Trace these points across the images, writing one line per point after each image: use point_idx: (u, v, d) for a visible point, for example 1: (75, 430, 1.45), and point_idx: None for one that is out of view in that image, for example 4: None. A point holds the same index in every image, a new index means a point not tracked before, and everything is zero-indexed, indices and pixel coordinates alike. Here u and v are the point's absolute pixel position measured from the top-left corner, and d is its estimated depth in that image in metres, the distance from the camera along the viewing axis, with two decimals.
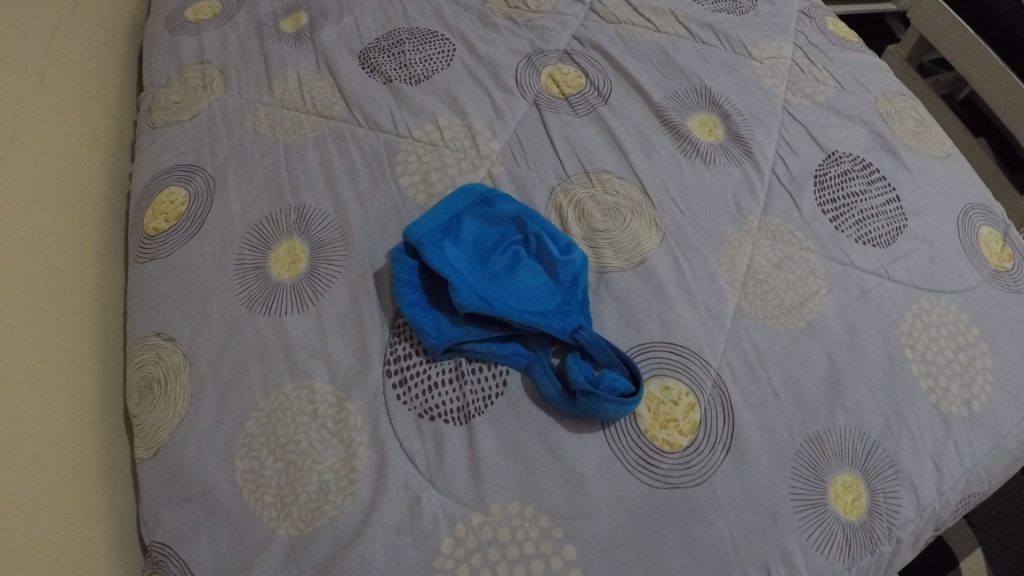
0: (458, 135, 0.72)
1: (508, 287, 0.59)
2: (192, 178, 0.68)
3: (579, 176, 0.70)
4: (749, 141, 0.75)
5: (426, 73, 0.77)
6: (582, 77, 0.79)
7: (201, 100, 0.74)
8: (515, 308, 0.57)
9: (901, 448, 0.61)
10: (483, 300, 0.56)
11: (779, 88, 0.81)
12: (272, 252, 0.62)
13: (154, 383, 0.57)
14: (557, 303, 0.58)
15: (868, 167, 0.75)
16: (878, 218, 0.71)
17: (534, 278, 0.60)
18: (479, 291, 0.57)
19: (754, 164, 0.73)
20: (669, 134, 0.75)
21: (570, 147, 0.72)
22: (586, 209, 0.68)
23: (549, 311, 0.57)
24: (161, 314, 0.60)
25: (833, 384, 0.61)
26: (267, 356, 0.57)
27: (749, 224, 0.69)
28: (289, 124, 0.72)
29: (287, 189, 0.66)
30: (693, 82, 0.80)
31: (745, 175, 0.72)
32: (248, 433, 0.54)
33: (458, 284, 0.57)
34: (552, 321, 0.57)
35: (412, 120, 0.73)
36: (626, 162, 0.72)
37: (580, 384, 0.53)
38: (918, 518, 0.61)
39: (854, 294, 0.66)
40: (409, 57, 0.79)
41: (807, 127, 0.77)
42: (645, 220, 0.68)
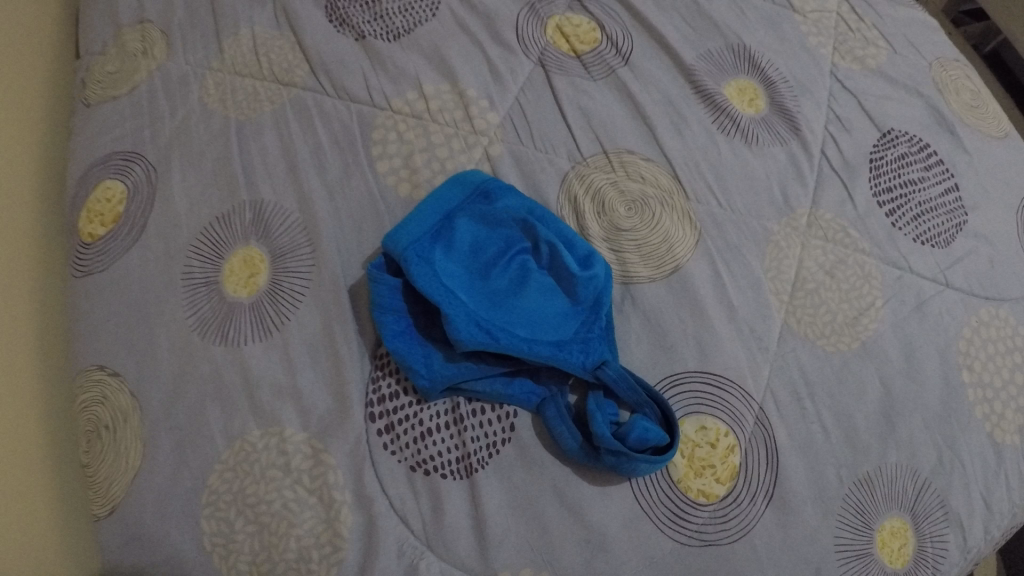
0: (447, 105, 0.58)
1: (515, 310, 0.49)
2: (132, 169, 0.56)
3: (596, 157, 0.57)
4: (797, 116, 0.60)
5: (406, 27, 0.61)
6: (598, 30, 0.63)
7: (140, 69, 0.61)
8: (525, 341, 0.47)
9: (952, 487, 0.55)
10: (486, 334, 0.47)
11: (825, 49, 0.65)
12: (225, 263, 0.51)
13: (101, 428, 0.49)
14: (576, 332, 0.49)
15: (924, 149, 0.62)
16: (937, 213, 0.59)
17: (547, 297, 0.50)
18: (481, 322, 0.47)
19: (802, 144, 0.59)
20: (702, 105, 0.60)
21: (584, 119, 0.58)
22: (607, 200, 0.55)
23: (567, 344, 0.48)
24: (103, 343, 0.50)
25: (886, 417, 0.53)
26: (228, 397, 0.47)
27: (797, 219, 0.56)
28: (241, 96, 0.58)
29: (242, 181, 0.54)
30: (729, 39, 0.63)
31: (791, 158, 0.59)
32: (212, 490, 0.46)
33: (454, 314, 0.47)
34: (571, 356, 0.48)
35: (389, 85, 0.58)
36: (650, 138, 0.58)
37: (607, 441, 0.45)
38: (962, 560, 0.55)
39: (911, 305, 0.56)
40: (385, 6, 0.62)
41: (858, 99, 0.63)
42: (676, 215, 0.55)
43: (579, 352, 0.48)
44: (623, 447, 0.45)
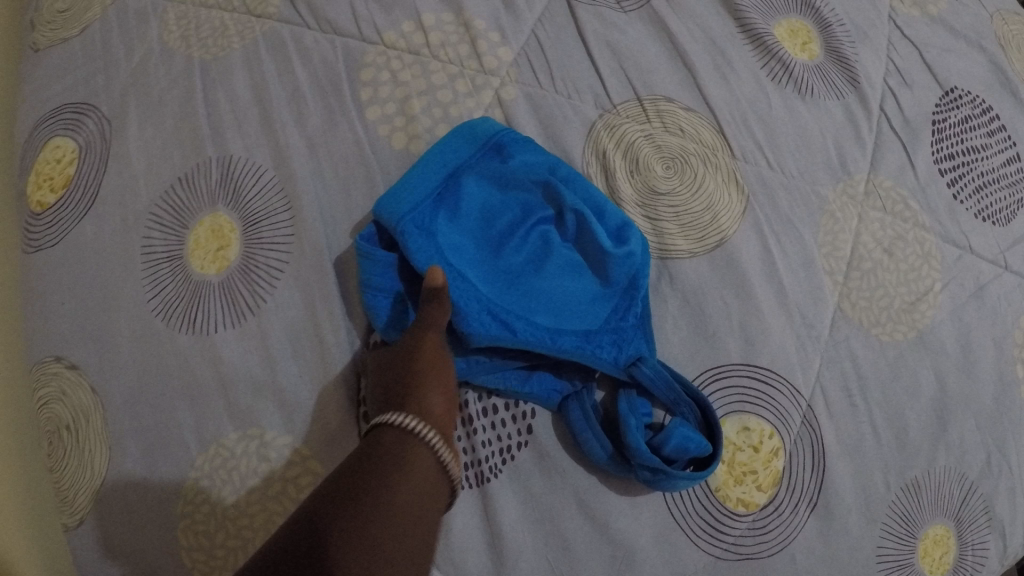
0: (451, 38, 0.48)
1: (536, 294, 0.43)
2: (84, 124, 0.48)
3: (630, 106, 0.48)
4: (856, 65, 0.51)
5: None
6: None
7: (93, 3, 0.52)
8: (548, 333, 0.42)
9: (998, 492, 0.51)
10: (502, 325, 0.41)
11: None
12: (190, 234, 0.44)
13: (62, 428, 0.43)
14: (607, 321, 0.43)
15: (986, 111, 0.54)
16: (1001, 184, 0.52)
17: (572, 278, 0.44)
18: (496, 310, 0.41)
19: (861, 99, 0.51)
20: (750, 46, 0.51)
21: (613, 58, 0.49)
22: (642, 158, 0.47)
23: (596, 336, 0.43)
24: (59, 330, 0.44)
25: (940, 418, 0.47)
26: (199, 393, 0.41)
27: (855, 187, 0.49)
28: (207, 31, 0.49)
29: (207, 135, 0.46)
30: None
31: (848, 114, 0.50)
32: (187, 499, 0.40)
33: (465, 303, 0.40)
34: (600, 350, 0.42)
35: (381, 14, 0.48)
36: (691, 84, 0.49)
37: (643, 455, 0.40)
38: (998, 567, 0.52)
39: (971, 291, 0.49)
40: None
41: (920, 50, 0.54)
42: (722, 178, 0.47)
43: (611, 346, 0.42)
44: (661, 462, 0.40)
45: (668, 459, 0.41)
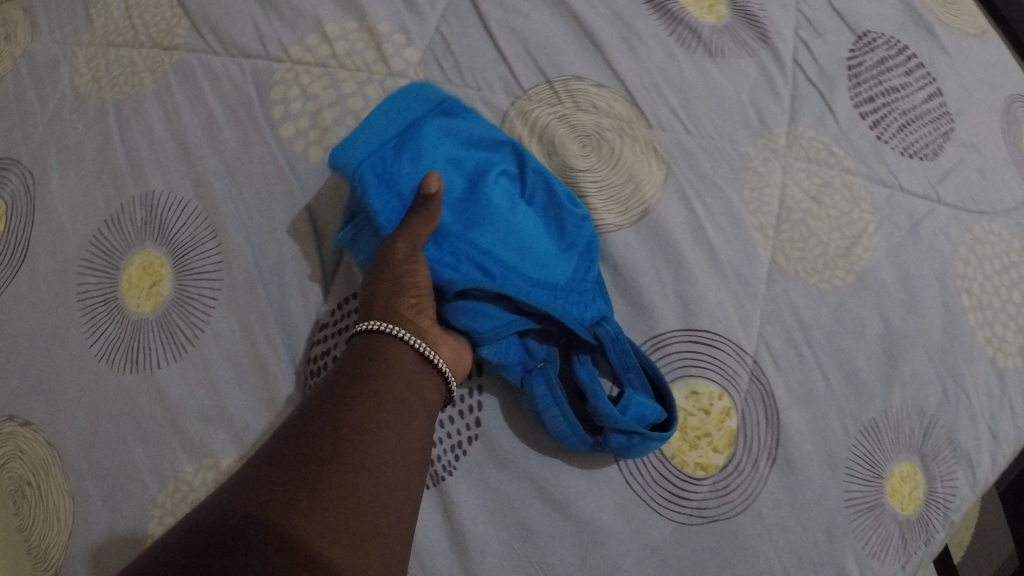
0: (357, 45, 0.48)
1: (510, 238, 0.42)
2: (9, 179, 0.49)
3: (539, 88, 0.48)
4: (765, 21, 0.52)
5: None
6: None
7: (6, 58, 0.53)
8: (519, 282, 0.41)
9: (959, 421, 0.52)
10: (475, 272, 0.41)
11: None
12: (122, 274, 0.44)
13: (24, 487, 0.43)
14: (575, 277, 0.43)
15: (904, 50, 0.55)
16: (925, 120, 0.53)
17: (540, 228, 0.44)
18: (469, 254, 0.41)
19: (773, 54, 0.52)
20: (657, 18, 0.51)
21: (520, 44, 0.49)
22: (558, 139, 0.47)
23: (564, 290, 0.42)
24: (9, 388, 0.44)
25: (889, 355, 0.48)
26: (151, 430, 0.41)
27: (776, 141, 0.49)
28: (117, 71, 0.49)
29: (129, 174, 0.46)
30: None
31: (762, 70, 0.51)
32: (153, 539, 0.40)
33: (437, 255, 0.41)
34: (568, 305, 0.42)
35: (286, 31, 0.48)
36: (601, 60, 0.49)
37: (606, 415, 0.40)
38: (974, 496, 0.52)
39: (904, 228, 0.50)
40: None
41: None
42: (639, 147, 0.48)
43: (578, 305, 0.42)
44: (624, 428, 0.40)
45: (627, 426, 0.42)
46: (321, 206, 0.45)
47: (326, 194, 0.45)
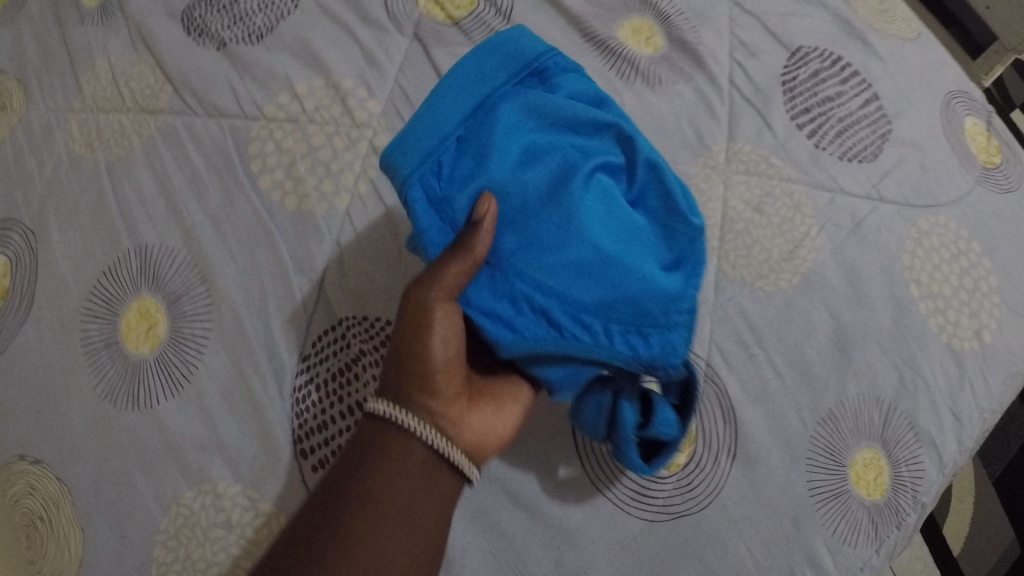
0: (323, 101, 0.53)
1: (589, 267, 0.39)
2: (10, 238, 0.53)
3: None
4: (697, 48, 0.61)
5: (268, 24, 0.57)
6: None
7: (3, 126, 0.57)
8: (590, 319, 0.39)
9: (918, 406, 0.54)
10: (535, 323, 0.39)
11: None
12: (121, 319, 0.48)
13: (37, 521, 0.46)
14: (661, 308, 0.38)
15: (838, 62, 0.62)
16: (860, 124, 0.60)
17: (632, 244, 0.40)
18: (530, 297, 0.39)
19: (708, 78, 0.61)
20: (598, 54, 0.62)
21: None
22: None
23: (647, 318, 0.38)
24: (20, 430, 0.47)
25: (840, 347, 0.53)
26: (152, 461, 0.45)
27: (715, 157, 0.58)
28: (108, 135, 0.54)
29: (123, 227, 0.51)
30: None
31: (699, 94, 0.60)
32: (159, 562, 0.43)
33: (490, 302, 0.40)
34: (640, 346, 0.39)
35: (259, 91, 0.54)
36: None
37: (626, 457, 0.43)
38: (942, 478, 0.54)
39: (848, 228, 0.56)
40: (243, 6, 0.58)
41: (761, 20, 0.63)
42: None
43: (656, 345, 0.39)
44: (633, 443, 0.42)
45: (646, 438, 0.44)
46: (297, 248, 0.49)
47: (300, 237, 0.49)
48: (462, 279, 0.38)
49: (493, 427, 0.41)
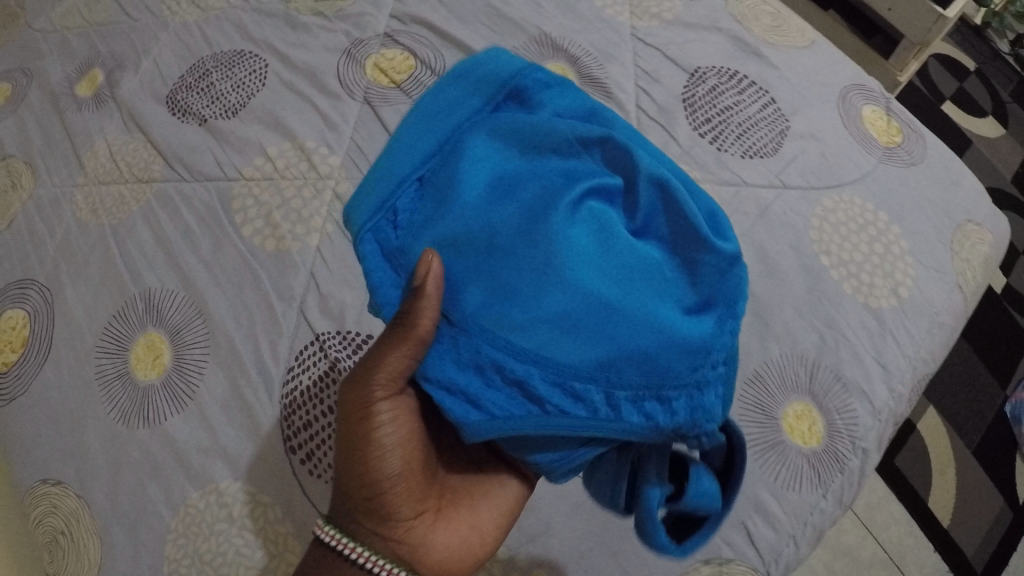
0: (292, 160, 0.62)
1: (590, 333, 0.40)
2: (27, 295, 0.60)
3: None
4: (606, 81, 0.74)
5: (242, 101, 0.67)
6: (411, 58, 0.67)
7: (14, 202, 0.66)
8: (596, 390, 0.40)
9: (842, 359, 0.61)
10: (511, 396, 0.41)
11: (624, 15, 0.78)
12: (131, 352, 0.55)
13: (57, 535, 0.51)
14: (677, 372, 0.39)
15: (735, 76, 0.74)
16: (758, 125, 0.71)
17: (640, 293, 0.40)
18: (504, 371, 0.40)
19: (618, 104, 0.73)
20: None
21: None
22: None
23: (662, 384, 0.39)
24: (41, 457, 0.53)
25: (758, 317, 0.62)
26: (162, 470, 0.51)
27: None
28: (111, 202, 0.63)
29: (127, 277, 0.58)
30: (530, 32, 0.76)
31: None
32: (172, 558, 0.48)
33: (460, 381, 0.41)
34: (658, 412, 0.40)
35: (237, 157, 0.63)
36: None
37: (652, 538, 0.44)
38: (877, 423, 0.60)
39: (755, 214, 0.67)
40: (219, 88, 0.68)
41: (661, 50, 0.75)
42: None
43: (676, 397, 0.40)
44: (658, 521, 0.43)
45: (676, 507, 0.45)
46: (278, 279, 0.57)
47: (280, 271, 0.57)
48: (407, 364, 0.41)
49: (464, 544, 0.47)
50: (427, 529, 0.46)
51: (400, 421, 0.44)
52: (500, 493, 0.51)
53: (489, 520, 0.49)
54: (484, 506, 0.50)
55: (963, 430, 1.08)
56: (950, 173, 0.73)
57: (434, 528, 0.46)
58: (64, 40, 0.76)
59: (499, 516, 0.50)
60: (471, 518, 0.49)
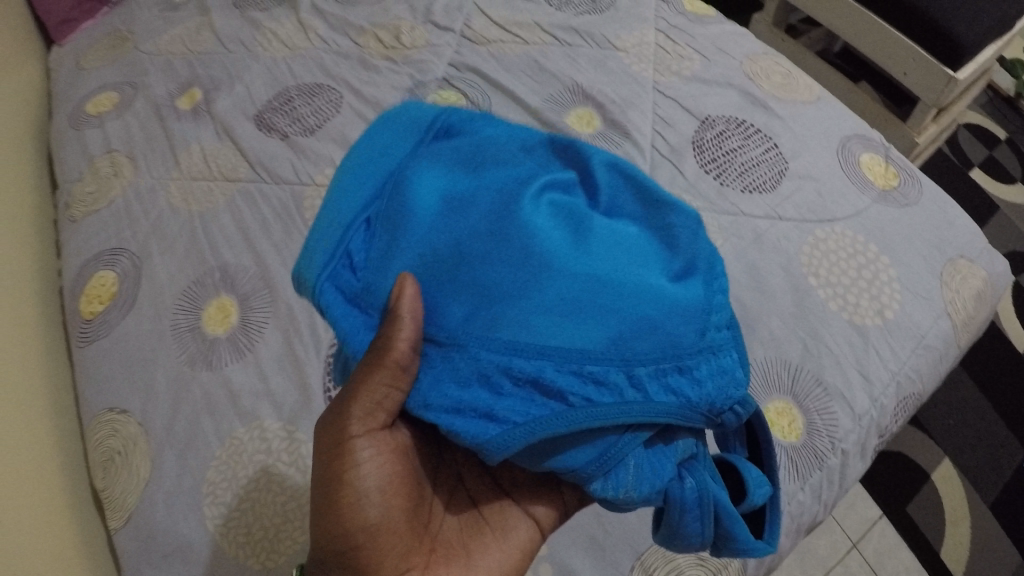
0: None
1: (598, 317, 0.41)
2: (119, 260, 0.71)
3: None
4: (626, 124, 0.81)
5: (319, 123, 0.79)
6: (463, 99, 0.84)
7: (114, 186, 0.78)
8: (618, 375, 0.41)
9: (824, 366, 0.65)
10: (523, 397, 0.40)
11: (648, 71, 0.86)
12: (203, 312, 0.65)
13: (115, 455, 0.59)
14: (688, 339, 0.42)
15: (742, 125, 0.80)
16: (759, 166, 0.77)
17: (628, 265, 0.42)
18: (512, 374, 0.40)
19: (635, 144, 0.79)
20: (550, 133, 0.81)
21: None
22: None
23: (676, 355, 0.42)
24: (112, 390, 0.62)
25: (746, 324, 0.67)
26: (217, 407, 0.59)
27: None
28: (200, 194, 0.74)
29: (208, 251, 0.69)
30: (564, 82, 0.85)
31: (628, 157, 0.78)
32: (211, 481, 0.56)
33: (467, 399, 0.40)
34: (681, 381, 0.42)
35: (311, 166, 0.75)
36: None
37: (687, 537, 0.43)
38: (858, 427, 0.63)
39: (748, 239, 0.72)
40: (301, 111, 0.81)
41: (678, 101, 0.83)
42: None
43: (694, 371, 0.42)
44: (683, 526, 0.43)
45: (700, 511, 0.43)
46: None
47: None
48: (385, 392, 0.42)
49: None
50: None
51: (378, 466, 0.45)
52: (499, 547, 0.51)
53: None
54: (483, 560, 0.49)
55: (985, 487, 1.01)
56: (945, 215, 0.75)
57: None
58: (168, 62, 0.92)
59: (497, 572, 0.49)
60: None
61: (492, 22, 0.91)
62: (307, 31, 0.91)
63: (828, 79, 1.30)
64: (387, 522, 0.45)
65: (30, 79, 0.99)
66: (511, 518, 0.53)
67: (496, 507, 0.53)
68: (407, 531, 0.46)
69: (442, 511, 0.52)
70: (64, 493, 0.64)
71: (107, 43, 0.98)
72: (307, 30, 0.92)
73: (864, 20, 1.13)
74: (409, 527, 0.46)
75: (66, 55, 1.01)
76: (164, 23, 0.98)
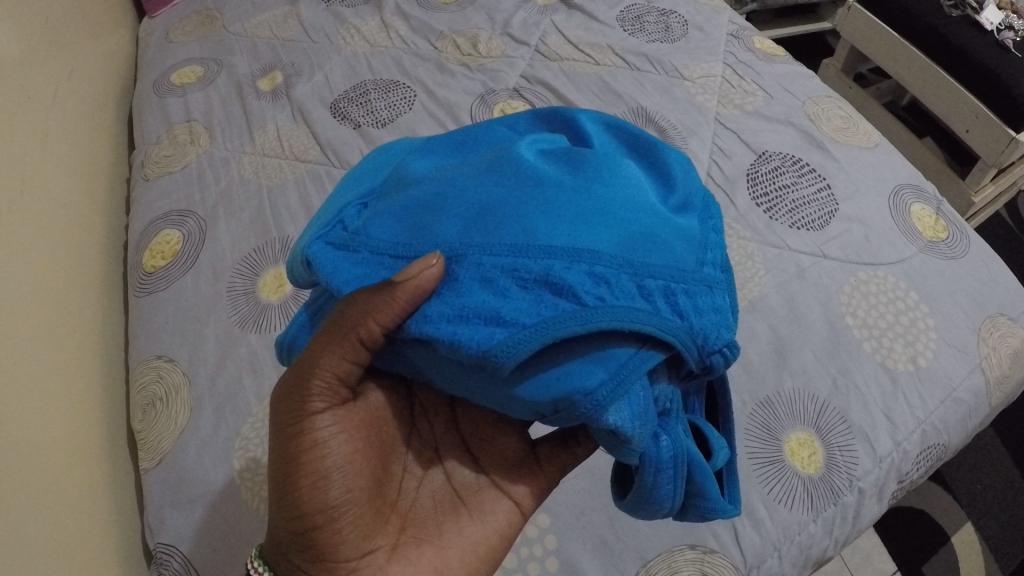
0: None
1: (603, 220, 0.40)
2: (185, 222, 0.75)
3: None
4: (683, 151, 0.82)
5: (391, 117, 0.84)
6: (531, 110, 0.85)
7: (189, 153, 0.83)
8: (626, 280, 0.38)
9: (852, 405, 0.65)
10: (529, 300, 0.37)
11: (711, 102, 0.88)
12: (261, 279, 0.69)
13: (156, 400, 0.63)
14: (688, 263, 0.41)
15: (797, 163, 0.81)
16: (809, 205, 0.77)
17: (624, 186, 0.42)
18: (519, 275, 0.37)
19: None
20: None
21: None
22: None
23: (681, 273, 0.40)
24: (163, 340, 0.66)
25: (778, 352, 0.67)
26: (259, 368, 0.62)
27: None
28: (270, 170, 0.79)
29: (272, 223, 0.73)
30: (630, 105, 0.87)
31: None
32: (244, 436, 0.59)
33: (471, 304, 0.37)
34: (684, 303, 0.39)
35: None
36: None
37: (661, 491, 0.43)
38: (877, 468, 0.63)
39: (791, 273, 0.72)
40: (375, 105, 0.86)
41: (738, 134, 0.84)
42: None
43: (695, 284, 0.40)
44: (653, 483, 0.42)
45: (671, 466, 0.42)
46: None
47: None
48: (345, 366, 0.43)
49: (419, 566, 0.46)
50: (378, 569, 0.45)
51: (343, 443, 0.44)
52: (475, 529, 0.50)
53: (457, 561, 0.48)
54: (456, 541, 0.49)
55: (1005, 555, 0.96)
56: (991, 271, 0.75)
57: (385, 568, 0.45)
58: (253, 44, 0.98)
59: (469, 554, 0.49)
60: (436, 558, 0.47)
61: (566, 41, 0.95)
62: (389, 30, 0.98)
63: (889, 130, 1.30)
64: (350, 502, 0.44)
65: (120, 45, 1.06)
66: (490, 500, 0.52)
67: (473, 487, 0.52)
68: (369, 509, 0.45)
69: (411, 487, 0.51)
70: (103, 428, 0.68)
71: (197, 22, 1.05)
72: (388, 30, 0.98)
73: (931, 73, 1.14)
74: (371, 507, 0.46)
75: (155, 25, 1.09)
76: (251, 7, 1.05)
